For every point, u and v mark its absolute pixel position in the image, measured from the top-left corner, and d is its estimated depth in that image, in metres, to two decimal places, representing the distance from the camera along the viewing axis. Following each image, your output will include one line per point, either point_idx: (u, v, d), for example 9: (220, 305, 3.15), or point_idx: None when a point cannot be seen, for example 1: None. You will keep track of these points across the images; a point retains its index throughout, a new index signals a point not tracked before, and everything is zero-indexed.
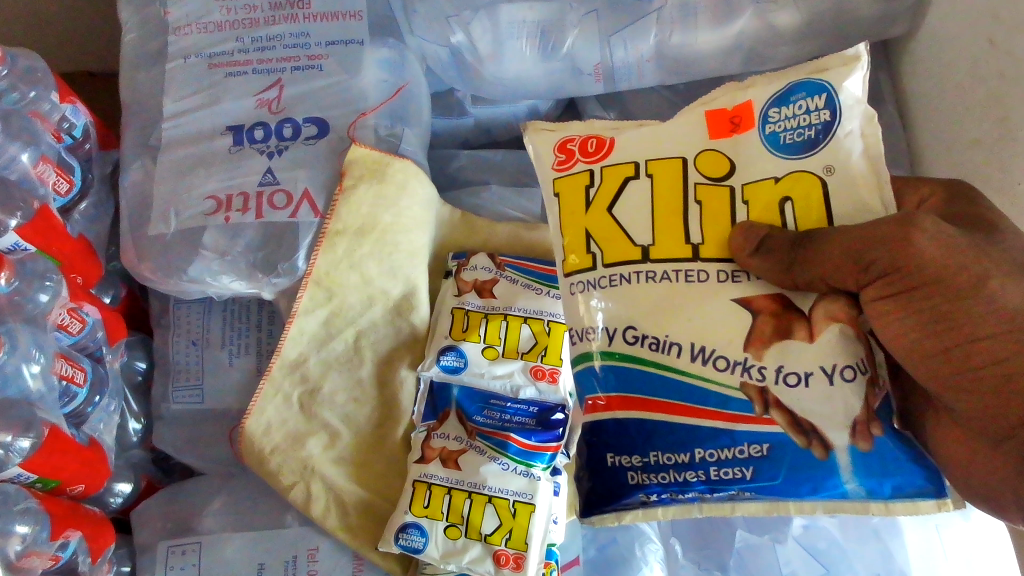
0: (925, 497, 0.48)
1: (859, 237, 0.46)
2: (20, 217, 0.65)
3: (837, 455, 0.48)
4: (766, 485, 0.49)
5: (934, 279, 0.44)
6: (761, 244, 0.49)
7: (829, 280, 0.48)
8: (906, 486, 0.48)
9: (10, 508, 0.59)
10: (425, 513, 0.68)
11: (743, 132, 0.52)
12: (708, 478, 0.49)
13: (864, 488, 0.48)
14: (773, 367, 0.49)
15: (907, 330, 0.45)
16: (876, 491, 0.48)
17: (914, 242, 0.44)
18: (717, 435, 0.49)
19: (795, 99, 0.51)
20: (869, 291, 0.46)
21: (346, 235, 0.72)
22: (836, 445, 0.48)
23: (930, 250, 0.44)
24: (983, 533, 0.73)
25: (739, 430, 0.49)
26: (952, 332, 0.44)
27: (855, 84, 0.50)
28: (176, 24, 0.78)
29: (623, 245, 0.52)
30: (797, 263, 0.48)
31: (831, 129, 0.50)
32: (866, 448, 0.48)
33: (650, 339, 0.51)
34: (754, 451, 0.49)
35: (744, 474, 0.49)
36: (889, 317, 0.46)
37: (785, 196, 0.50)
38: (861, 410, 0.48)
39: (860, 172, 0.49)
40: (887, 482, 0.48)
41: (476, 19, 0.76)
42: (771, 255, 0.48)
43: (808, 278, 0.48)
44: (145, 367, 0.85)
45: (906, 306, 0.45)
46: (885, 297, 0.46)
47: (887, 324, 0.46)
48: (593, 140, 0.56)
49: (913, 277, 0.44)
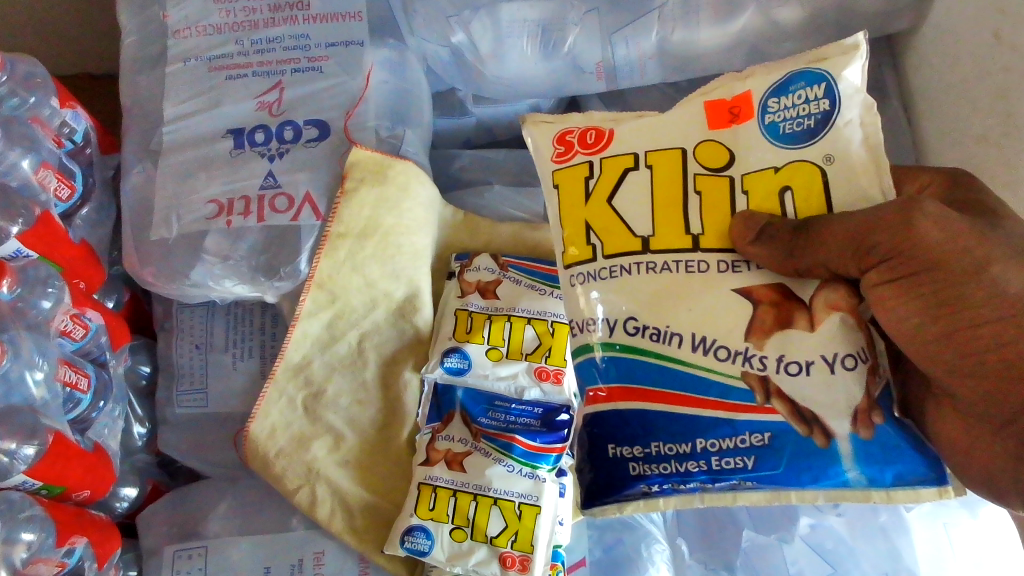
0: (926, 485, 0.47)
1: (861, 222, 0.45)
2: (22, 224, 0.65)
3: (839, 443, 0.48)
4: (767, 474, 0.48)
5: (935, 264, 0.44)
6: (764, 233, 0.48)
7: (831, 268, 0.47)
8: (908, 474, 0.47)
9: (15, 516, 0.59)
10: (431, 516, 0.68)
11: (743, 122, 0.51)
12: (709, 468, 0.49)
13: (865, 477, 0.47)
14: (774, 356, 0.49)
15: (909, 315, 0.45)
16: (878, 479, 0.47)
17: (917, 227, 0.44)
18: (719, 424, 0.49)
19: (795, 89, 0.50)
20: (870, 277, 0.46)
21: (347, 238, 0.71)
22: (837, 433, 0.48)
23: (932, 235, 0.44)
24: (992, 530, 0.73)
25: (741, 419, 0.49)
26: (955, 316, 0.44)
27: (855, 73, 0.49)
28: (175, 28, 0.77)
29: (622, 236, 0.52)
30: (798, 251, 0.47)
31: (831, 118, 0.49)
32: (868, 436, 0.48)
33: (651, 330, 0.50)
34: (755, 440, 0.48)
35: (745, 463, 0.48)
36: (891, 302, 0.46)
37: (785, 185, 0.50)
38: (863, 398, 0.48)
39: (860, 161, 0.49)
40: (888, 470, 0.47)
41: (476, 18, 0.76)
42: (773, 244, 0.47)
43: (809, 266, 0.48)
44: (149, 371, 0.85)
45: (909, 292, 0.45)
46: (888, 283, 0.45)
47: (891, 310, 0.46)
48: (592, 131, 0.55)
49: (915, 262, 0.44)
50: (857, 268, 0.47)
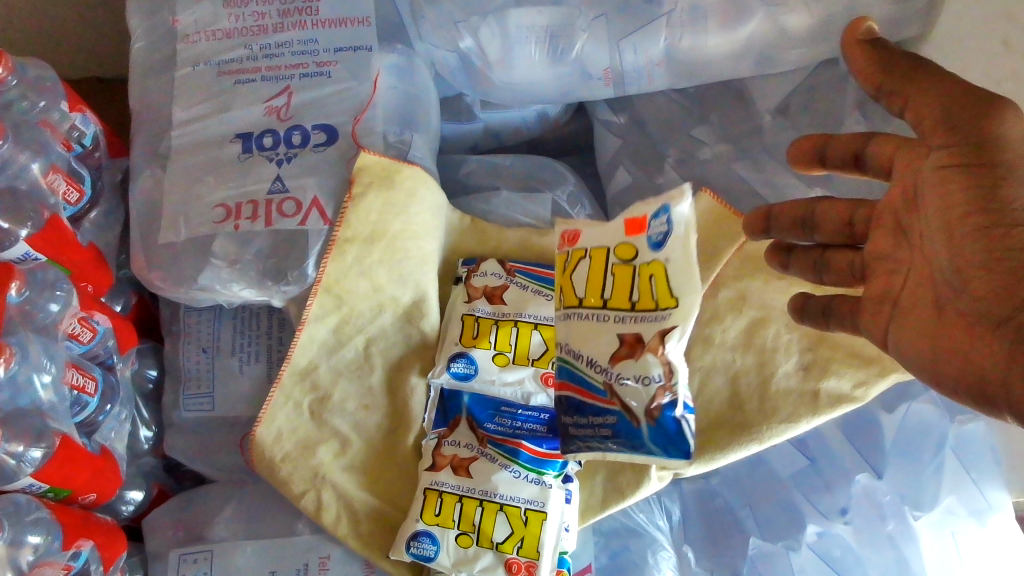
0: (675, 456, 0.53)
1: (960, 92, 0.44)
2: (31, 227, 0.66)
3: (643, 429, 0.52)
4: (625, 440, 0.53)
5: (1003, 159, 0.42)
6: (893, 61, 0.48)
7: (915, 128, 0.47)
8: (680, 444, 0.52)
9: (21, 518, 0.59)
10: (436, 521, 0.68)
11: (636, 235, 0.54)
12: (590, 444, 0.55)
13: (651, 447, 0.53)
14: (626, 372, 0.52)
15: (955, 197, 0.44)
16: (661, 453, 0.53)
17: (1003, 117, 0.42)
18: (590, 407, 0.54)
19: (661, 218, 0.53)
20: (937, 156, 0.45)
21: (355, 243, 0.71)
22: (646, 417, 0.52)
23: (1016, 131, 0.42)
24: (998, 538, 0.76)
25: (592, 405, 0.54)
26: (998, 209, 0.42)
27: (687, 206, 0.52)
28: (185, 32, 0.78)
29: (571, 295, 0.56)
30: (900, 96, 0.47)
31: (668, 230, 0.52)
32: (654, 423, 0.52)
33: (572, 349, 0.55)
34: (607, 420, 0.53)
35: (606, 435, 0.54)
36: (949, 182, 0.44)
37: (648, 274, 0.53)
38: (653, 394, 0.51)
39: (679, 262, 0.51)
40: (672, 444, 0.52)
41: (485, 23, 0.76)
42: (889, 72, 0.48)
43: (902, 111, 0.48)
44: (157, 374, 0.85)
45: (960, 174, 0.44)
46: (951, 165, 0.44)
47: (941, 188, 0.45)
48: (570, 233, 0.59)
49: (985, 151, 0.43)
50: (931, 143, 0.46)
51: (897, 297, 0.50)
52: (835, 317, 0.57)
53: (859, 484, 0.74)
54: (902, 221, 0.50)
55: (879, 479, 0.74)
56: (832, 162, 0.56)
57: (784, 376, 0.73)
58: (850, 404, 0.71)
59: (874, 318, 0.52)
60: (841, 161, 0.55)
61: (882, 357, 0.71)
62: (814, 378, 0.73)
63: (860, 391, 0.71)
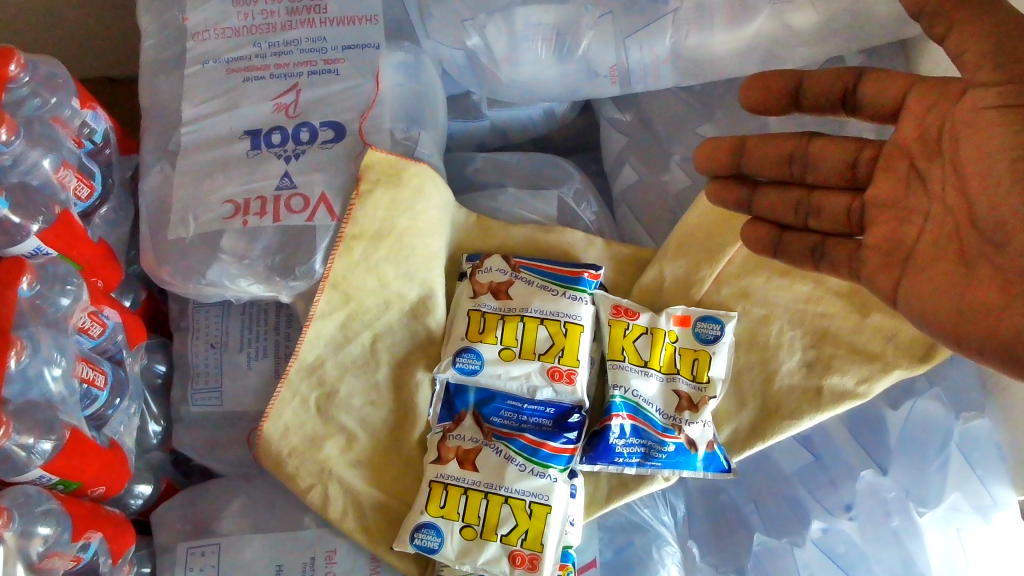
0: None
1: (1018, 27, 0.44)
2: (42, 222, 0.67)
3: None
4: None
5: None
6: None
7: (954, 56, 0.46)
8: None
9: (32, 509, 0.60)
10: (441, 513, 0.68)
11: None
12: None
13: None
14: None
15: (1006, 142, 0.44)
16: None
17: None
18: None
19: None
20: (978, 96, 0.46)
21: (362, 240, 0.72)
22: None
23: None
24: (1006, 533, 0.75)
25: None
26: None
27: None
28: (194, 30, 0.78)
29: None
30: (946, 18, 0.46)
31: None
32: None
33: None
34: None
35: None
36: (993, 128, 0.45)
37: None
38: None
39: None
40: None
41: (491, 21, 0.77)
42: None
43: (943, 37, 0.47)
44: (165, 369, 0.86)
45: (1003, 118, 0.44)
46: (994, 108, 0.45)
47: (986, 136, 0.45)
48: None
49: None
50: (971, 80, 0.46)
51: (910, 248, 0.51)
52: (827, 260, 0.59)
53: (862, 481, 0.74)
54: (918, 166, 0.51)
55: (883, 475, 0.74)
56: (809, 102, 0.56)
57: (787, 373, 0.74)
58: (853, 401, 0.72)
59: (881, 267, 0.53)
60: (820, 101, 0.56)
61: (885, 352, 0.72)
62: (816, 375, 0.73)
63: (863, 387, 0.72)
